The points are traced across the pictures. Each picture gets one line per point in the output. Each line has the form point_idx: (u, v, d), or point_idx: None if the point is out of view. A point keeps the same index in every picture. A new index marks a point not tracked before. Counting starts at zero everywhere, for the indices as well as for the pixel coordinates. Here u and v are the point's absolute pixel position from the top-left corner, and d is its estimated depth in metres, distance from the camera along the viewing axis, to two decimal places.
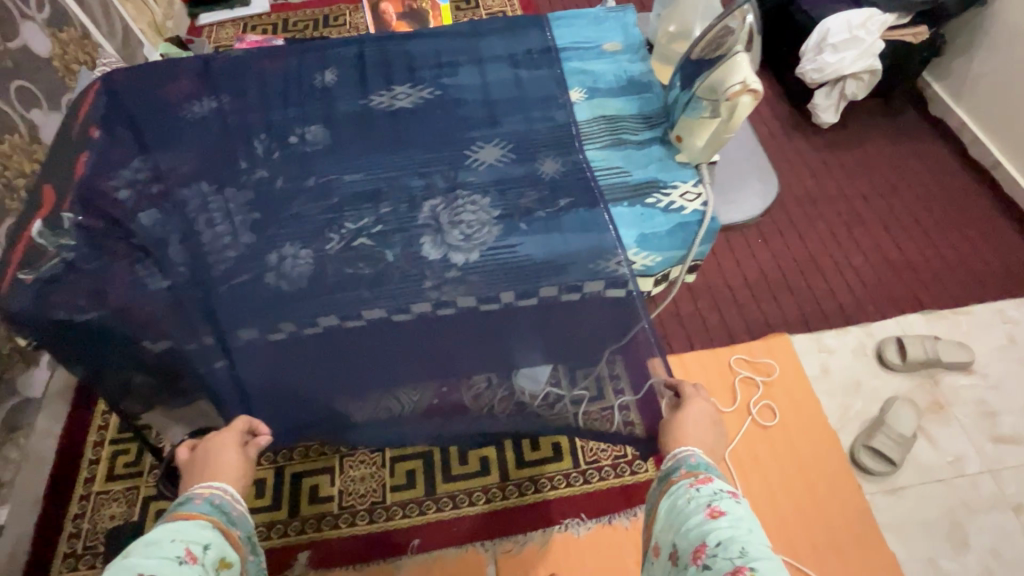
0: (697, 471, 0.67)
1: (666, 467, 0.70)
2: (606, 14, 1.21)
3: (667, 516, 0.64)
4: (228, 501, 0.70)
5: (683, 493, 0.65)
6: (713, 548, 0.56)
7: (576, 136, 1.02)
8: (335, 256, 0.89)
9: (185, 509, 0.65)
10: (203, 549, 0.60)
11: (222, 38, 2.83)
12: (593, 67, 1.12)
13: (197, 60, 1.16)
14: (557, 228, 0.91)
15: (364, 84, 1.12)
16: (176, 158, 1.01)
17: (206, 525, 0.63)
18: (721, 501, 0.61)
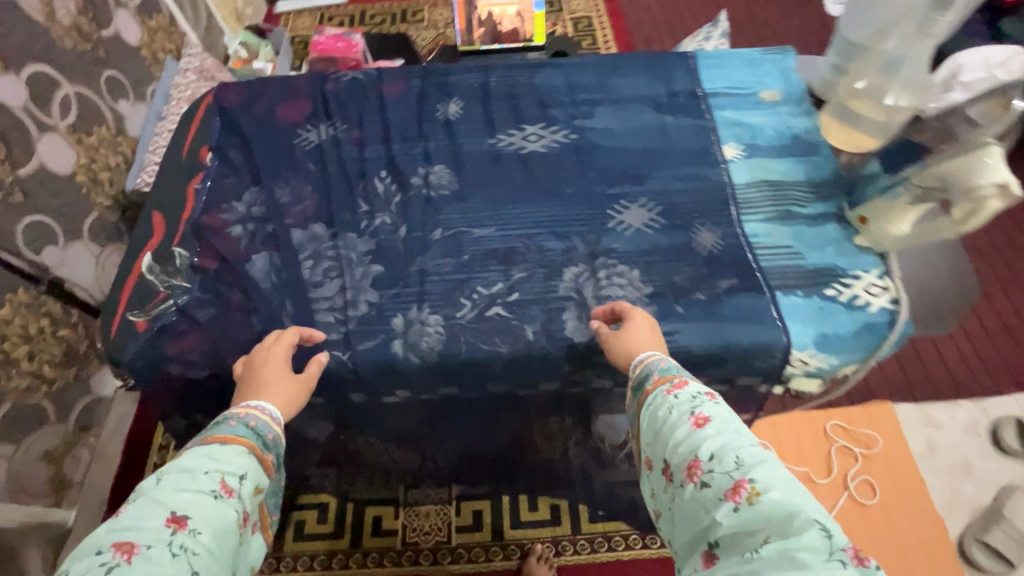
0: (672, 377, 0.62)
1: (635, 375, 0.66)
2: (762, 56, 1.07)
3: (650, 429, 0.60)
4: (266, 422, 0.64)
5: (661, 403, 0.59)
6: (708, 462, 0.52)
7: (733, 203, 0.90)
8: (468, 327, 0.80)
9: (223, 428, 0.60)
10: (239, 476, 0.57)
11: (299, 28, 2.77)
12: (749, 119, 0.99)
13: (311, 79, 1.08)
14: (719, 316, 0.79)
15: (491, 119, 1.01)
16: (289, 194, 0.93)
17: (242, 450, 0.59)
18: (705, 408, 0.57)
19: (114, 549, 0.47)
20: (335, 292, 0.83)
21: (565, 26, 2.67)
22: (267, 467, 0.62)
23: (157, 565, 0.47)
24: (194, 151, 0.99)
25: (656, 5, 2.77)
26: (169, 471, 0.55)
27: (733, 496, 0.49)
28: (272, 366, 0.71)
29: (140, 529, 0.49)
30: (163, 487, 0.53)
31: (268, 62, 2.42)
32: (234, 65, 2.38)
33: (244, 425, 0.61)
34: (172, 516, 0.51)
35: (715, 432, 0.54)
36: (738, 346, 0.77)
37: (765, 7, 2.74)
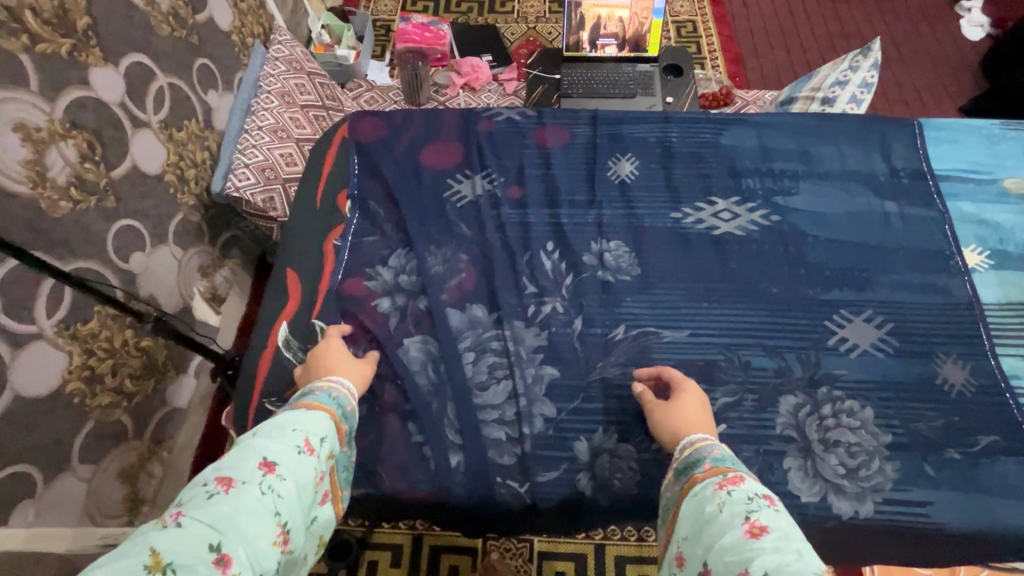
0: (726, 471, 0.64)
1: (683, 457, 0.69)
2: (1000, 132, 1.01)
3: (694, 520, 0.62)
4: (346, 396, 0.76)
5: (709, 497, 0.62)
6: None
7: (984, 320, 0.84)
8: (660, 460, 0.77)
9: (310, 397, 0.73)
10: (320, 439, 0.69)
11: (381, 11, 2.60)
12: (993, 216, 0.93)
13: (458, 118, 1.03)
14: (978, 484, 0.74)
15: (675, 190, 0.95)
16: (449, 266, 0.89)
17: (324, 417, 0.71)
18: (762, 517, 0.58)
19: (215, 482, 0.60)
20: (502, 396, 0.81)
21: (667, 30, 2.44)
22: (342, 434, 0.74)
23: (245, 497, 0.59)
24: (331, 198, 0.96)
25: (768, 13, 2.52)
26: (262, 426, 0.69)
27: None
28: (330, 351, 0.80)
29: (237, 467, 0.62)
30: (258, 437, 0.66)
31: (351, 50, 2.28)
32: (315, 50, 2.23)
33: (326, 397, 0.74)
34: (263, 462, 0.63)
35: (771, 543, 0.54)
36: (1005, 526, 0.72)
37: (890, 24, 2.48)
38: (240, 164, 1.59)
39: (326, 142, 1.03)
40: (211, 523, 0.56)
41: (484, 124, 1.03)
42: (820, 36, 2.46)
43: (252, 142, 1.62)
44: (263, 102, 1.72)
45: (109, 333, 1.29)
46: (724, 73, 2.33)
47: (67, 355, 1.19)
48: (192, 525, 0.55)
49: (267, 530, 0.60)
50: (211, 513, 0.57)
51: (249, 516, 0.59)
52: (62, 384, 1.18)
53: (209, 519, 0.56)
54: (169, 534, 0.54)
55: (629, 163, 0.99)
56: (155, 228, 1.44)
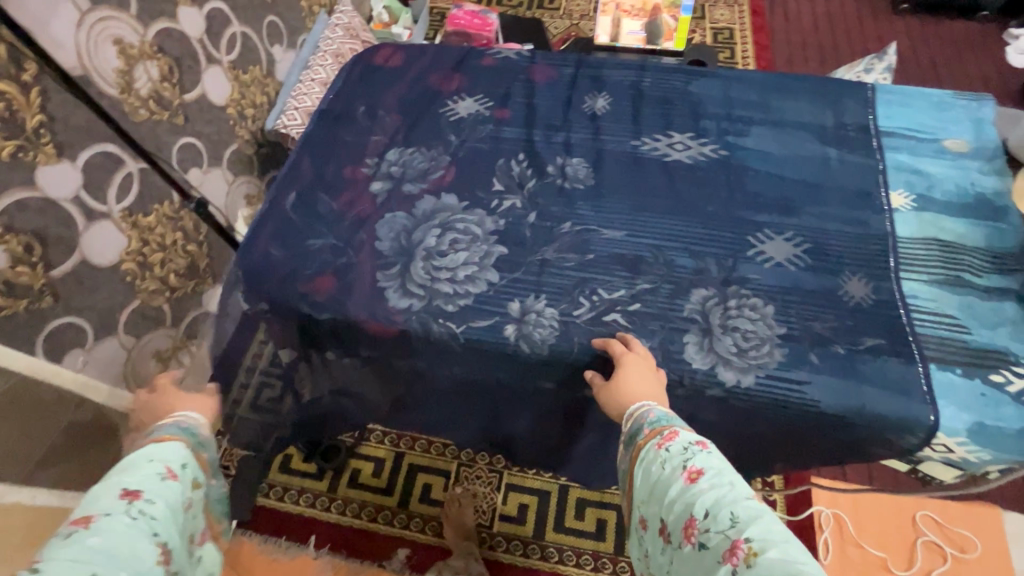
0: (662, 430, 0.73)
1: (628, 428, 0.77)
2: (952, 101, 1.10)
3: (646, 485, 0.71)
4: (190, 426, 0.87)
5: (653, 459, 0.72)
6: (704, 523, 0.63)
7: (895, 252, 0.92)
8: (584, 327, 0.87)
9: (163, 433, 0.83)
10: (181, 465, 0.80)
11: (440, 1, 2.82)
12: (926, 168, 1.02)
13: (462, 53, 1.23)
14: (855, 375, 0.81)
15: (637, 123, 1.09)
16: (434, 164, 1.05)
17: (183, 445, 0.83)
18: (698, 464, 0.68)
19: (74, 523, 0.66)
20: (459, 262, 0.94)
21: (703, 35, 2.55)
22: (198, 463, 0.86)
23: (111, 528, 0.67)
24: (351, 106, 1.16)
25: (806, 27, 2.60)
26: (117, 467, 0.77)
27: (731, 555, 0.59)
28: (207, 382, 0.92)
29: (96, 508, 0.69)
30: (117, 476, 0.74)
31: (406, 29, 2.52)
32: (374, 27, 2.48)
33: (178, 430, 0.85)
34: (126, 493, 0.71)
35: (707, 484, 0.66)
36: (874, 410, 0.79)
37: (932, 47, 2.49)
38: (291, 107, 1.81)
39: (358, 62, 1.25)
40: (80, 562, 0.62)
41: (490, 63, 1.21)
42: (856, 52, 2.50)
43: (303, 91, 1.85)
44: (319, 58, 1.95)
45: (161, 231, 1.51)
46: None
47: (127, 240, 1.41)
48: (63, 566, 0.60)
49: (147, 552, 0.68)
50: (80, 550, 0.63)
51: (122, 543, 0.66)
52: (119, 261, 1.39)
53: (77, 555, 0.62)
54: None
55: (602, 100, 1.14)
56: (212, 149, 1.67)
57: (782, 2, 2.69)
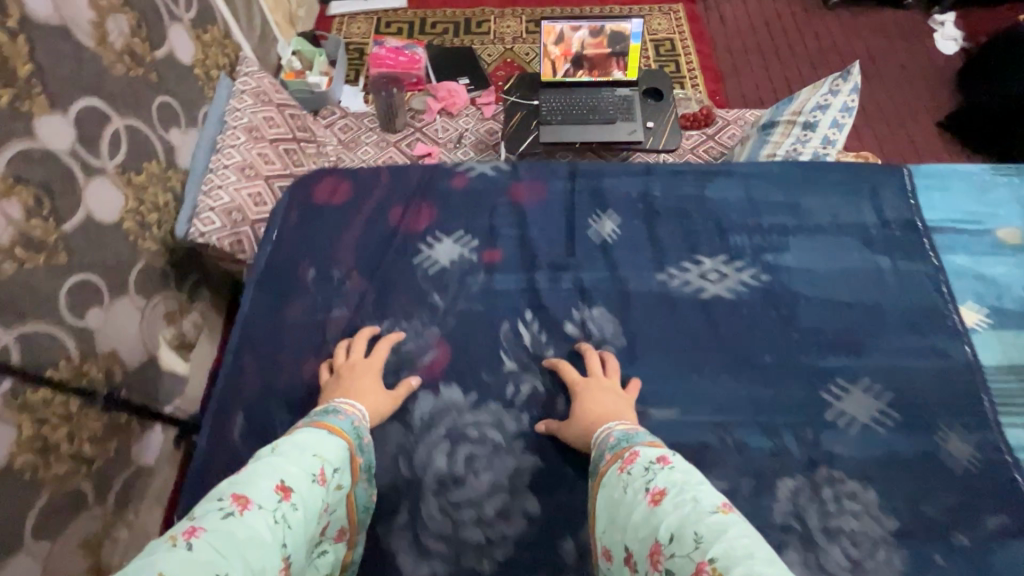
0: (623, 453, 0.85)
1: (595, 454, 0.89)
2: (990, 185, 1.27)
3: (612, 505, 0.82)
4: (361, 428, 0.92)
5: (615, 482, 0.83)
6: (667, 550, 0.70)
7: (990, 382, 1.04)
8: None
9: (332, 421, 0.89)
10: (333, 468, 0.83)
11: (354, 34, 2.55)
12: (989, 275, 1.16)
13: (409, 189, 1.27)
14: (983, 566, 0.88)
15: (660, 254, 1.18)
16: (423, 347, 1.09)
17: (340, 444, 0.86)
18: (659, 486, 0.77)
19: (232, 500, 0.70)
20: (484, 493, 0.97)
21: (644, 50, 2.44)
22: (355, 468, 0.88)
23: (260, 523, 0.69)
24: (314, 264, 1.18)
25: (744, 30, 2.53)
26: (284, 444, 0.81)
27: (699, 572, 0.65)
28: (366, 369, 1.02)
29: (253, 491, 0.72)
30: (279, 461, 0.77)
31: (324, 75, 2.24)
32: (286, 77, 2.18)
33: (345, 425, 0.90)
34: (280, 486, 0.75)
35: (670, 505, 0.74)
36: None
37: (865, 37, 2.49)
38: (205, 206, 1.51)
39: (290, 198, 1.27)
40: (221, 557, 0.63)
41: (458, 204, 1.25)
42: (797, 53, 2.46)
43: (218, 183, 1.56)
44: (230, 138, 1.65)
45: (64, 397, 1.22)
46: (703, 92, 2.31)
47: (15, 427, 1.11)
48: (205, 556, 0.63)
49: (273, 565, 0.68)
50: (223, 537, 0.65)
51: (257, 545, 0.67)
52: (11, 459, 1.10)
53: (219, 544, 0.64)
54: (182, 557, 0.62)
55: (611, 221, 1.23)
56: (114, 277, 1.37)
57: (716, 4, 2.62)
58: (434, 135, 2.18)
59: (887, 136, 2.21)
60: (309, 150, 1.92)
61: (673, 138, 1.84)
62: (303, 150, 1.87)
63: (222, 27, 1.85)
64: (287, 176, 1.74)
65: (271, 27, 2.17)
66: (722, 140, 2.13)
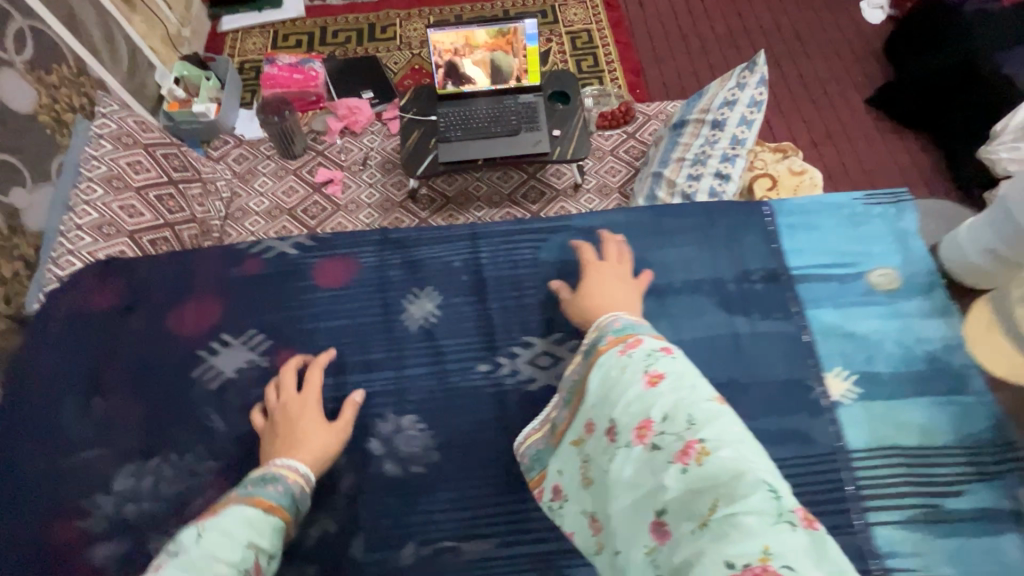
0: (627, 338, 0.81)
1: (591, 336, 0.86)
2: (866, 209, 1.20)
3: (601, 387, 0.79)
4: (297, 481, 0.83)
5: (617, 365, 0.78)
6: (659, 423, 0.69)
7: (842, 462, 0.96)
8: None
9: (270, 492, 0.79)
10: (268, 554, 0.74)
11: (249, 50, 2.36)
12: (855, 326, 1.07)
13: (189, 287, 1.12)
14: None
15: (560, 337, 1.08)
16: (267, 490, 0.95)
17: (275, 522, 0.76)
18: (656, 369, 0.74)
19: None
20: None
21: (560, 44, 2.29)
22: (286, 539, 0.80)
23: None
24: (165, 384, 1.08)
25: (665, 13, 2.40)
26: (223, 535, 0.71)
27: (684, 456, 0.64)
28: (302, 405, 0.94)
29: None
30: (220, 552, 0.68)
31: (212, 102, 2.06)
32: (169, 108, 2.01)
33: (282, 500, 0.79)
34: None
35: (667, 387, 0.71)
36: None
37: (790, 13, 2.37)
38: (51, 277, 1.35)
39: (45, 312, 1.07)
40: None
41: (295, 308, 1.10)
42: (721, 33, 2.33)
43: (68, 248, 1.40)
44: (84, 192, 1.47)
45: None
46: (623, 86, 2.18)
47: None
48: None
49: None
50: None
51: None
52: None
53: None
54: None
55: (430, 299, 1.11)
56: None
57: None
58: (337, 157, 2.03)
59: (814, 116, 2.09)
60: (191, 191, 1.75)
61: (581, 146, 1.72)
62: (180, 193, 1.70)
63: (75, 63, 1.67)
64: (159, 227, 1.58)
65: (144, 51, 1.98)
66: (642, 138, 2.01)
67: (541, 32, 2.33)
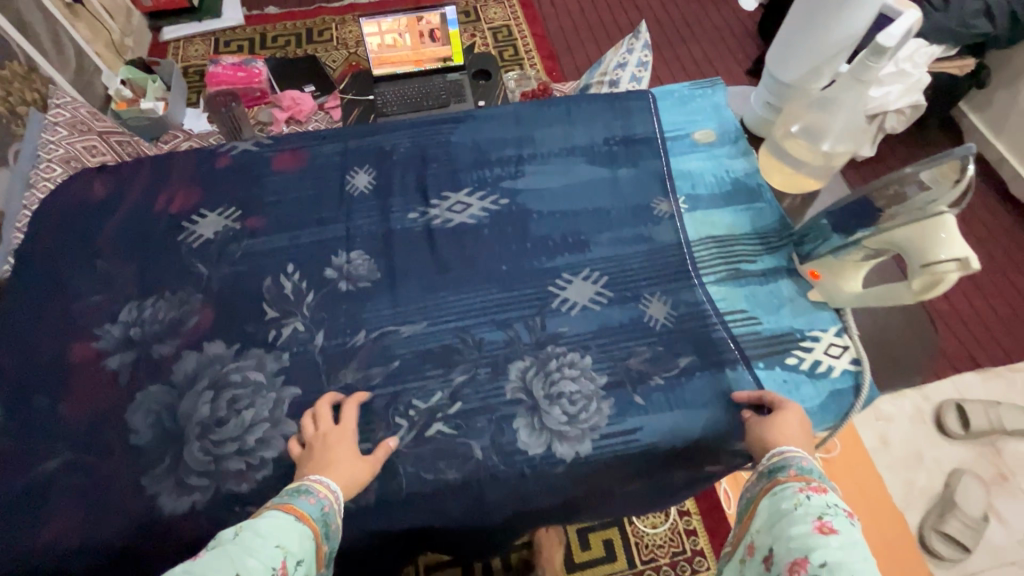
0: (813, 480, 0.57)
1: (770, 465, 0.61)
2: (692, 91, 1.01)
3: (766, 517, 0.56)
4: (331, 507, 0.58)
5: (787, 497, 0.55)
6: (815, 566, 0.47)
7: (691, 263, 0.83)
8: (405, 453, 0.69)
9: (298, 505, 0.55)
10: (298, 559, 0.50)
11: (193, 56, 2.51)
12: (689, 166, 0.93)
13: None
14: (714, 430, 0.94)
15: None
16: None
17: (307, 533, 0.53)
18: (834, 516, 0.51)
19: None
20: None
21: (483, 38, 2.57)
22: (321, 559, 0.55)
23: None
24: None
25: (573, 9, 2.71)
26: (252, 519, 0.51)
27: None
28: (342, 440, 0.66)
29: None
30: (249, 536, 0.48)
31: (159, 101, 2.17)
32: (117, 107, 2.11)
33: (314, 512, 0.56)
34: None
35: (839, 543, 0.49)
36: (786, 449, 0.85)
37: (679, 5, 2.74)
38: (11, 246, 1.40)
39: None
40: None
41: None
42: (621, 24, 2.67)
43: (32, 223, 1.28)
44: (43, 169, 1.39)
45: None
46: (541, 71, 2.47)
47: None
48: None
49: None
50: None
51: None
52: None
53: None
54: None
55: None
56: None
57: None
58: None
59: None
60: None
61: None
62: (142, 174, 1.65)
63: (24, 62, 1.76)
64: None
65: (89, 57, 2.10)
66: None
67: (466, 29, 2.60)
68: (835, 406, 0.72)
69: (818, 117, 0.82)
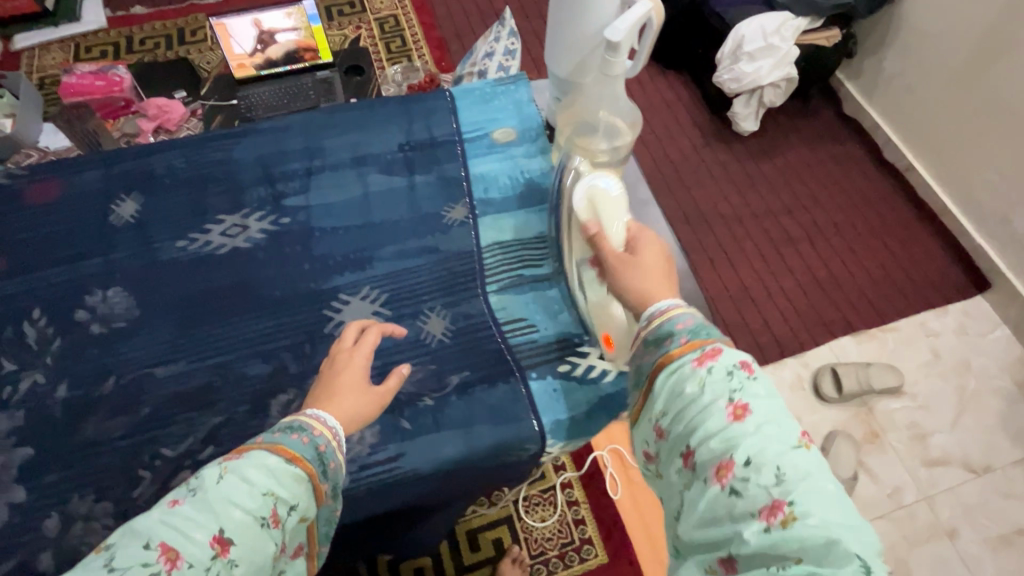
0: (706, 344, 0.49)
1: (650, 338, 0.52)
2: (495, 89, 0.98)
3: (670, 404, 0.48)
4: (334, 446, 0.55)
5: (689, 377, 0.48)
6: (743, 465, 0.43)
7: (473, 275, 0.80)
8: (144, 508, 0.64)
9: (290, 444, 0.51)
10: (290, 506, 0.48)
11: (48, 66, 2.19)
12: (481, 169, 0.90)
13: None
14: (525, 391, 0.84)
15: None
16: None
17: (301, 477, 0.50)
18: (744, 392, 0.46)
19: (159, 555, 0.42)
20: None
21: (369, 29, 2.47)
22: (320, 494, 0.53)
23: None
24: None
25: None
26: (240, 463, 0.48)
27: (768, 515, 0.41)
28: (352, 366, 0.63)
29: (185, 535, 0.43)
30: (228, 494, 0.45)
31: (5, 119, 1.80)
32: None
33: (310, 450, 0.52)
34: (217, 537, 0.44)
35: (756, 429, 0.44)
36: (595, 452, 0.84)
37: None
38: None
39: None
40: None
41: None
42: None
43: None
44: None
45: None
46: (430, 61, 2.39)
47: None
48: None
49: None
50: None
51: None
52: None
53: None
54: None
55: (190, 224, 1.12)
56: None
57: None
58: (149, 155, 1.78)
59: None
60: None
61: None
62: None
63: None
64: None
65: None
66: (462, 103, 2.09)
67: (350, 21, 2.49)
68: (604, 411, 0.72)
69: (590, 113, 0.81)
